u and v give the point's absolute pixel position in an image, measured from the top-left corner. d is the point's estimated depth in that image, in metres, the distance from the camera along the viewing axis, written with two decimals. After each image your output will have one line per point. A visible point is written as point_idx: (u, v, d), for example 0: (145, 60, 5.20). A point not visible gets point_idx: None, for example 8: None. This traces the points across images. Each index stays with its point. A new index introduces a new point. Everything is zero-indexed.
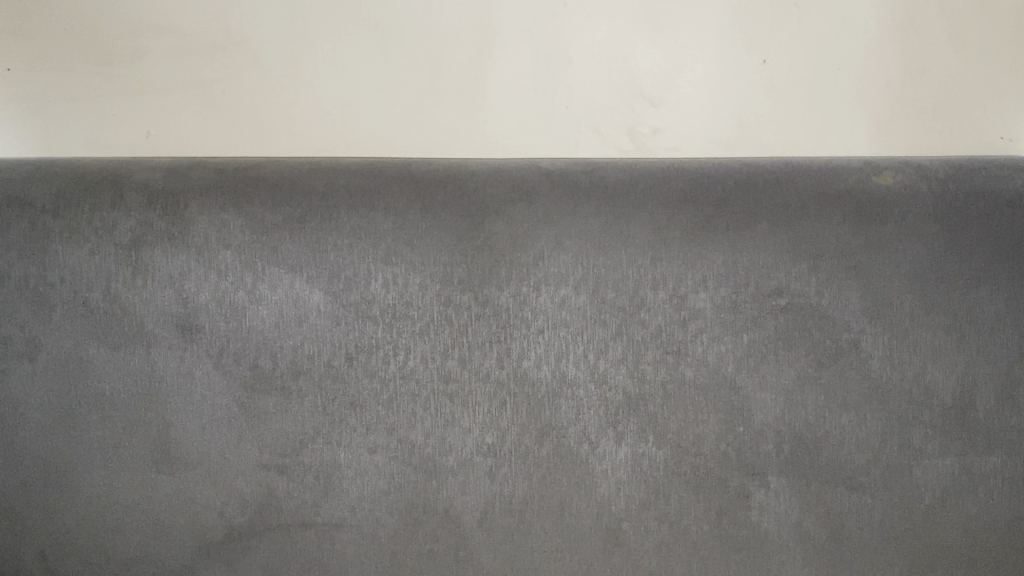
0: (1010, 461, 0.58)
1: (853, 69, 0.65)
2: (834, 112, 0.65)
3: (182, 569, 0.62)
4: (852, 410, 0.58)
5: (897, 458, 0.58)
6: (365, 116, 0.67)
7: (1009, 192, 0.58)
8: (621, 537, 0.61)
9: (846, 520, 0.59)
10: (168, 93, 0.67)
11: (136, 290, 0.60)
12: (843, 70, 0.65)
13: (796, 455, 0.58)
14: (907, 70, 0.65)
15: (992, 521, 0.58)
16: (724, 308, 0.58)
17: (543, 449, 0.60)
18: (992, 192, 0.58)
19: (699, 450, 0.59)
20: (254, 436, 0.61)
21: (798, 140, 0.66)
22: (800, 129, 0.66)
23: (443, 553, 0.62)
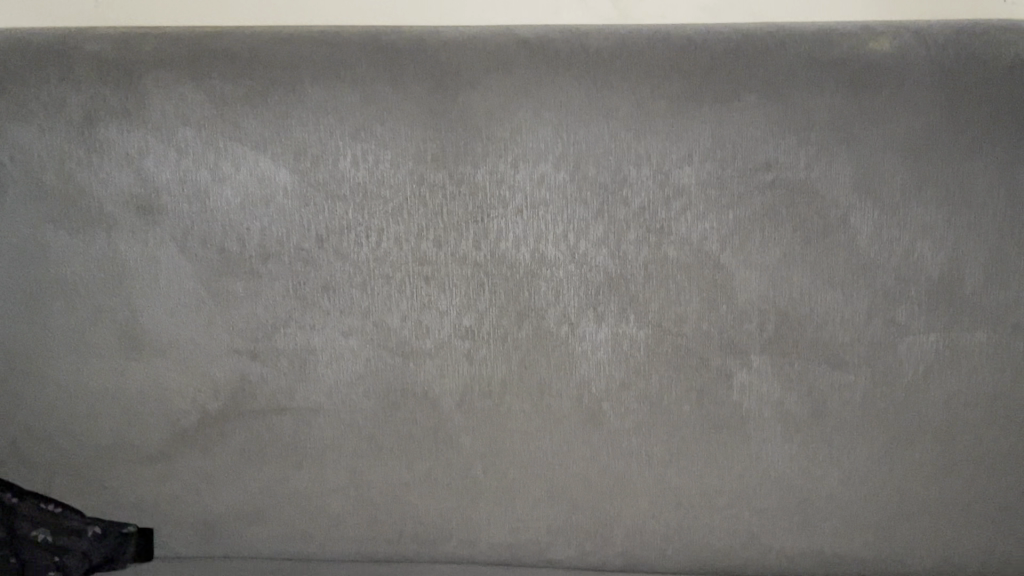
0: (995, 336, 0.56)
1: None
2: None
3: (157, 455, 0.61)
4: (838, 288, 0.57)
5: (881, 335, 0.57)
6: None
7: (1013, 55, 0.55)
8: (601, 417, 0.60)
9: (829, 398, 0.58)
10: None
11: (92, 170, 0.57)
12: None
13: (779, 334, 0.57)
14: None
15: (976, 396, 0.57)
16: (709, 184, 0.56)
17: (521, 330, 0.59)
18: (995, 56, 0.55)
19: (680, 330, 0.58)
20: (225, 321, 0.59)
21: (791, 6, 0.62)
22: None
23: (421, 435, 0.61)
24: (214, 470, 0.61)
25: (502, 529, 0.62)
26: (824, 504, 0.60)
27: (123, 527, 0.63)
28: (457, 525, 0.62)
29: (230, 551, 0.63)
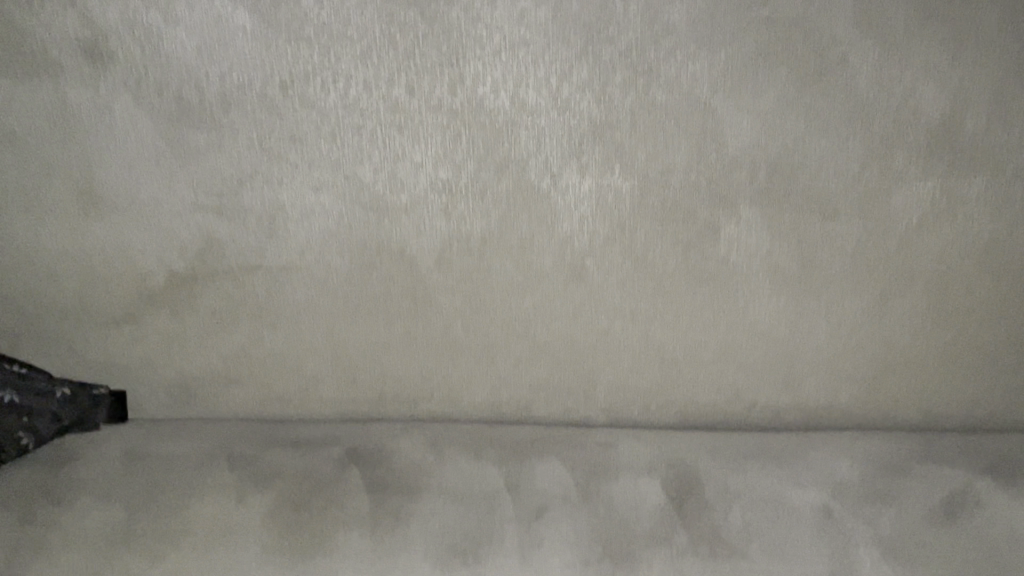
0: (994, 182, 0.54)
1: None
2: None
3: (124, 317, 0.59)
4: (833, 134, 0.53)
5: (876, 184, 0.54)
6: None
7: None
8: (584, 273, 0.58)
9: (819, 249, 0.56)
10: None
11: (26, 8, 0.51)
12: None
13: (771, 184, 0.55)
14: None
15: (970, 245, 0.55)
16: (703, 20, 0.51)
17: (502, 184, 0.55)
18: None
19: (667, 180, 0.55)
20: (186, 175, 0.56)
21: None
22: None
23: (400, 295, 0.58)
24: (186, 332, 0.59)
25: (483, 389, 0.61)
26: (809, 357, 0.59)
27: (94, 391, 0.60)
28: (440, 383, 0.61)
29: (208, 415, 0.62)
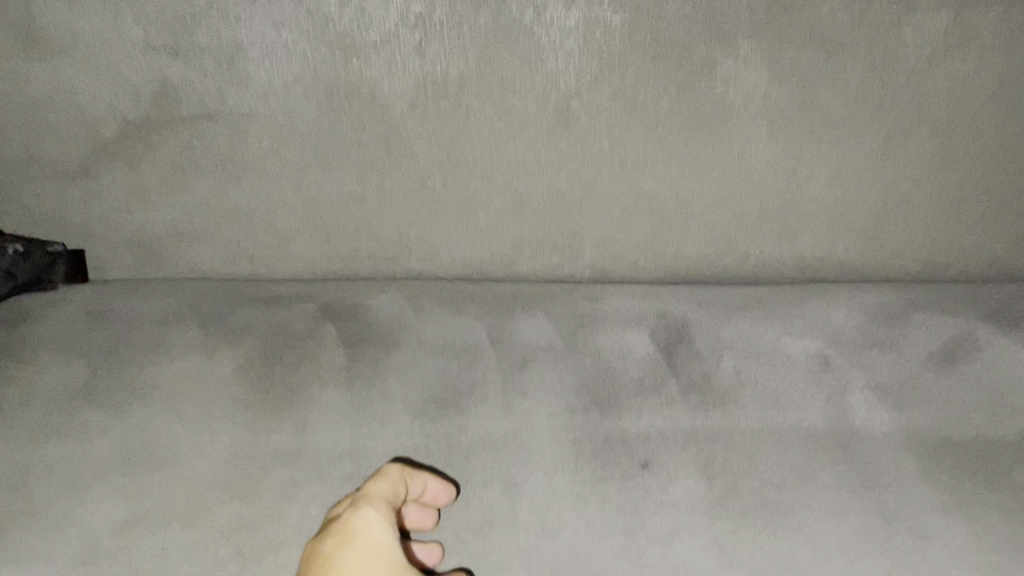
0: (1011, 9, 0.49)
1: None
2: None
3: (79, 171, 0.55)
4: None
5: (886, 14, 0.49)
6: None
7: None
8: (570, 119, 0.53)
9: (822, 89, 0.51)
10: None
11: None
12: None
13: (772, 15, 0.49)
14: None
15: (983, 80, 0.51)
16: None
17: (480, 18, 0.50)
18: None
19: (662, 12, 0.49)
20: (135, 11, 0.50)
21: None
22: None
23: (372, 145, 0.54)
24: (147, 186, 0.56)
25: (464, 245, 0.58)
26: (807, 205, 0.56)
27: (50, 248, 0.57)
28: (417, 239, 0.58)
29: (176, 274, 0.60)
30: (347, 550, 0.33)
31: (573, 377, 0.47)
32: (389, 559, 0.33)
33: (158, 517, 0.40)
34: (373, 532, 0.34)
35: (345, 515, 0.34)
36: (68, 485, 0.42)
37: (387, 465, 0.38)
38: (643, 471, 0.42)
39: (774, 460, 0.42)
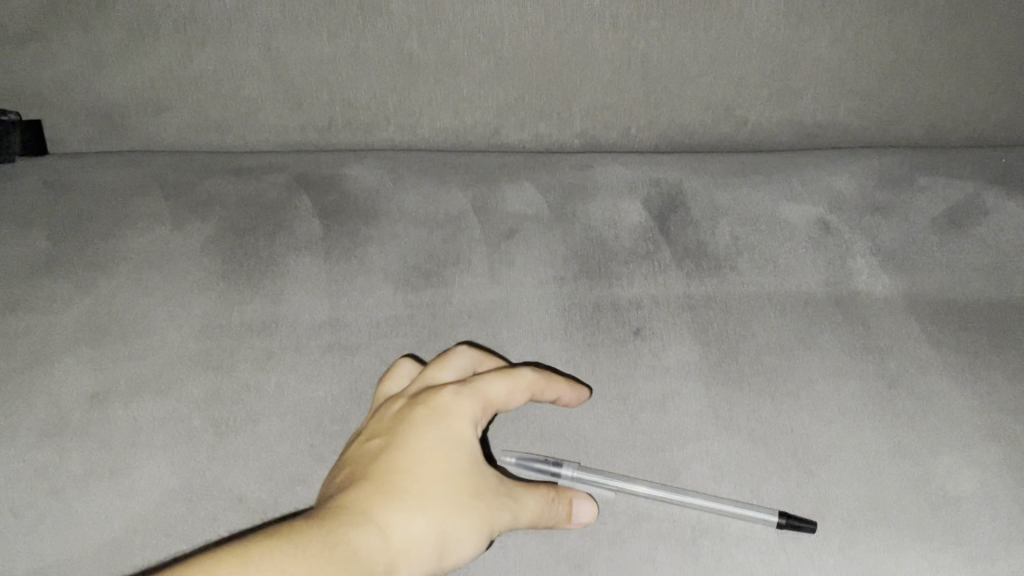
0: None
1: None
2: None
3: (27, 35, 0.51)
4: None
5: None
6: None
7: None
8: None
9: None
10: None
11: None
12: None
13: None
14: None
15: None
16: None
17: None
18: None
19: None
20: None
21: None
22: None
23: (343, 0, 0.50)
24: (102, 50, 0.52)
25: (446, 113, 0.55)
26: (809, 66, 0.52)
27: (4, 117, 0.53)
28: (396, 107, 0.54)
29: (142, 147, 0.56)
30: (427, 431, 0.33)
31: (561, 246, 0.45)
32: (458, 454, 0.33)
33: (130, 388, 0.39)
34: (455, 422, 0.33)
35: (445, 395, 0.34)
36: (33, 358, 0.40)
37: (522, 366, 0.36)
38: (635, 337, 0.40)
39: (771, 324, 0.41)
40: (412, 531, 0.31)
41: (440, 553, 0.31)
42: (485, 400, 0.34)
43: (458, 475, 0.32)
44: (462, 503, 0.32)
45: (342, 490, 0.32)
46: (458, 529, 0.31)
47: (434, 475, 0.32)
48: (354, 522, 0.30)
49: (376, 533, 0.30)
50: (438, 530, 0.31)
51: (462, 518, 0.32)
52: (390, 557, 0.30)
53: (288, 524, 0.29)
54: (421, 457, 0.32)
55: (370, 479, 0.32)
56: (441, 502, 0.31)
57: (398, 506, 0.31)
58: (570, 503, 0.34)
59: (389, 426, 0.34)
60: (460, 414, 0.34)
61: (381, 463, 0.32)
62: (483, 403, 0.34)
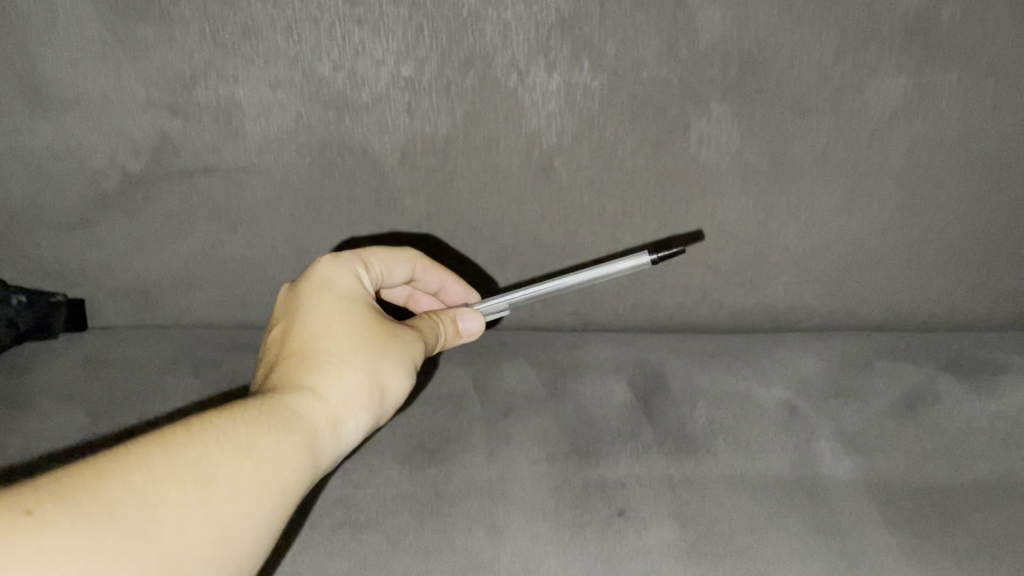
0: (966, 75, 0.52)
1: None
2: None
3: (78, 222, 0.59)
4: (810, 26, 0.51)
5: (850, 76, 0.52)
6: None
7: None
8: (551, 172, 0.57)
9: (790, 146, 0.55)
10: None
11: None
12: None
13: (742, 79, 0.53)
14: None
15: (937, 141, 0.54)
16: None
17: (467, 81, 0.53)
18: None
19: (637, 77, 0.53)
20: (136, 70, 0.53)
21: None
22: None
23: (363, 198, 0.58)
24: (143, 234, 0.60)
25: (452, 293, 0.60)
26: (777, 257, 0.59)
27: (51, 298, 0.61)
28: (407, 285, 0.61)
29: (170, 317, 0.64)
30: (324, 299, 0.48)
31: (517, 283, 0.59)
32: (352, 309, 0.48)
33: None
34: (347, 292, 0.49)
35: (332, 275, 0.49)
36: None
37: (403, 247, 0.54)
38: (619, 518, 0.44)
39: (744, 508, 0.45)
40: (338, 381, 0.44)
41: (370, 395, 0.45)
42: (368, 264, 0.51)
43: (364, 336, 0.46)
44: (370, 348, 0.46)
45: (277, 367, 0.45)
46: (375, 369, 0.45)
47: (343, 338, 0.46)
48: (295, 388, 0.43)
49: (311, 395, 0.42)
50: (364, 379, 0.45)
51: (379, 364, 0.46)
52: (329, 402, 0.43)
53: (235, 403, 0.40)
54: (323, 318, 0.47)
55: (293, 356, 0.45)
56: (354, 354, 0.45)
57: (325, 369, 0.44)
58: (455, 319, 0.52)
59: (297, 314, 0.47)
60: (348, 285, 0.49)
61: (299, 344, 0.46)
62: (366, 267, 0.51)
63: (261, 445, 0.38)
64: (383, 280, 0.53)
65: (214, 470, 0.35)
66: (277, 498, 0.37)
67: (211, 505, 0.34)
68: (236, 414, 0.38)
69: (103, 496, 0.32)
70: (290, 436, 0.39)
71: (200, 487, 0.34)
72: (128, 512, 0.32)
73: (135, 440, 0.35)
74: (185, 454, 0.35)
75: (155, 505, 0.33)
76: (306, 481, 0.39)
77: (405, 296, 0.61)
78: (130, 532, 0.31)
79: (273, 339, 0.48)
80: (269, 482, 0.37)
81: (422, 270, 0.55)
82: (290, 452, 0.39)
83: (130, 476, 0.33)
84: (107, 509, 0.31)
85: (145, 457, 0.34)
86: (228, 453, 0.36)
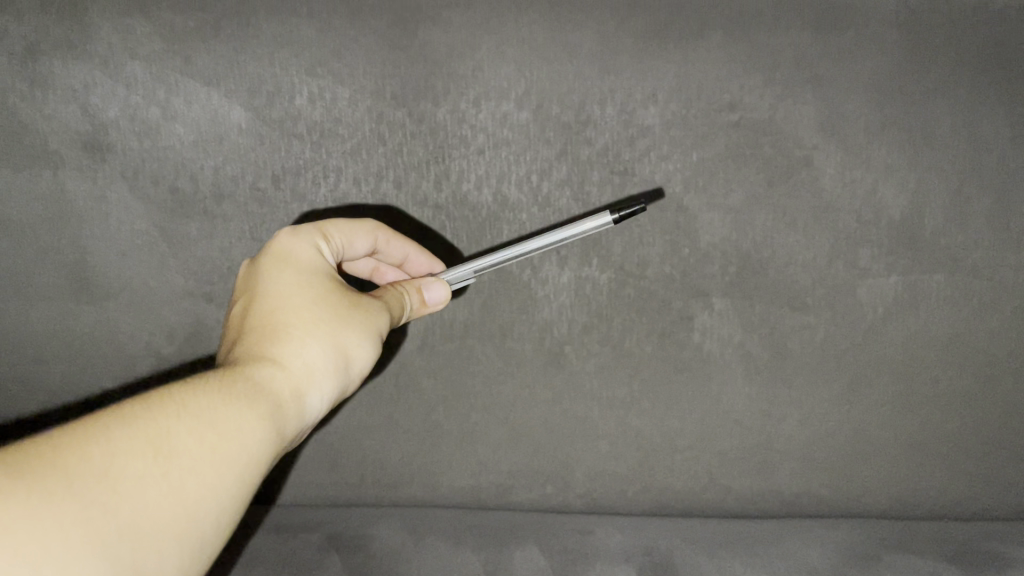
0: (952, 278, 0.56)
1: None
2: None
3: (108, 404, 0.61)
4: (800, 230, 0.56)
5: (842, 276, 0.57)
6: None
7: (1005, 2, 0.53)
8: (563, 359, 0.59)
9: (788, 340, 0.58)
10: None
11: (36, 104, 0.56)
12: None
13: (741, 277, 0.57)
14: None
15: (932, 337, 0.57)
16: (674, 124, 0.55)
17: (485, 274, 0.57)
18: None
19: (643, 273, 0.57)
20: (177, 261, 0.58)
21: None
22: None
23: (383, 381, 0.60)
24: None
25: (463, 474, 0.62)
26: (782, 445, 0.60)
27: None
28: (420, 468, 0.62)
29: None
30: (285, 272, 0.46)
31: (497, 321, 0.58)
32: (316, 279, 0.46)
33: None
34: (308, 266, 0.47)
35: (290, 250, 0.47)
36: None
37: (366, 220, 0.51)
38: None
39: None
40: (301, 353, 0.43)
41: (334, 366, 0.44)
42: (327, 235, 0.49)
43: (328, 307, 0.45)
44: (336, 320, 0.45)
45: (239, 341, 0.44)
46: (341, 340, 0.44)
47: (304, 310, 0.45)
48: (255, 360, 0.42)
49: (276, 366, 0.42)
50: (326, 351, 0.44)
51: (341, 334, 0.44)
52: (292, 375, 0.42)
53: (198, 376, 0.39)
54: (286, 289, 0.46)
55: (255, 328, 0.44)
56: (317, 327, 0.44)
57: (287, 341, 0.43)
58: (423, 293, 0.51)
59: (258, 286, 0.46)
60: (308, 257, 0.47)
61: (260, 316, 0.45)
62: (324, 239, 0.48)
63: (220, 420, 0.37)
64: (344, 253, 0.50)
65: (171, 444, 0.35)
66: (238, 470, 0.37)
67: (173, 477, 0.34)
68: (195, 386, 0.38)
69: (61, 468, 0.32)
70: (252, 409, 0.39)
71: (161, 458, 0.34)
72: (89, 484, 0.32)
73: (94, 413, 0.35)
74: (144, 426, 0.35)
75: (115, 477, 0.33)
76: (270, 453, 0.39)
77: (369, 269, 0.58)
78: (90, 502, 0.31)
79: (235, 315, 0.46)
80: (229, 454, 0.36)
81: (384, 242, 0.52)
82: (252, 424, 0.38)
83: (89, 447, 0.33)
84: (66, 481, 0.31)
85: (104, 431, 0.34)
86: (185, 428, 0.36)
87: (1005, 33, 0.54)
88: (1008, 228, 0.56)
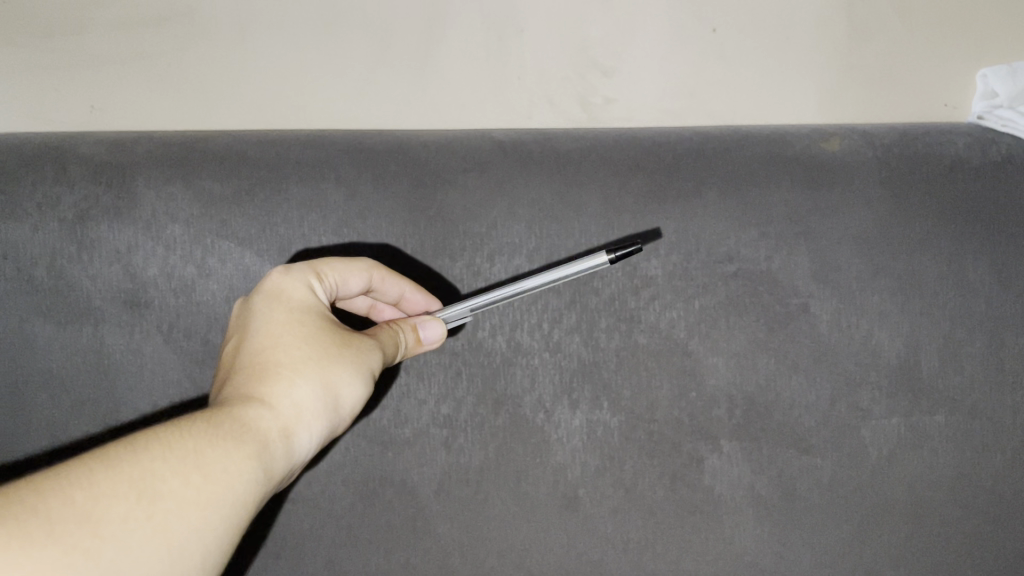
0: (952, 418, 0.58)
1: (826, 35, 0.61)
2: (806, 77, 0.62)
3: None
4: (802, 373, 0.58)
5: (844, 417, 0.59)
6: (300, 88, 0.62)
7: (979, 161, 0.58)
8: (577, 503, 0.60)
9: (796, 483, 0.59)
10: (83, 67, 0.62)
11: (81, 265, 0.60)
12: (817, 34, 0.61)
13: (747, 419, 0.59)
14: (873, 39, 0.61)
15: (936, 477, 0.59)
16: (676, 275, 0.58)
17: (498, 418, 0.59)
18: (949, 158, 0.58)
19: (652, 416, 0.59)
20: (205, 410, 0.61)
21: (769, 113, 0.62)
22: (773, 100, 0.62)
23: (400, 525, 0.61)
24: None
25: None
26: None
27: None
28: None
29: None
30: (276, 312, 0.48)
31: (511, 464, 0.60)
32: (308, 319, 0.48)
33: None
34: (299, 303, 0.49)
35: (282, 287, 0.49)
36: None
37: (360, 259, 0.54)
38: None
39: None
40: (291, 393, 0.44)
41: (322, 407, 0.45)
42: (320, 275, 0.51)
43: (317, 346, 0.47)
44: (326, 360, 0.46)
45: (229, 379, 0.45)
46: (331, 381, 0.46)
47: (294, 349, 0.46)
48: (244, 399, 0.43)
49: (266, 407, 0.43)
50: (315, 390, 0.45)
51: (329, 375, 0.46)
52: (281, 413, 0.43)
53: (187, 415, 0.40)
54: (276, 328, 0.47)
55: (244, 368, 0.45)
56: (308, 368, 0.45)
57: (276, 381, 0.44)
58: (421, 331, 0.53)
59: (250, 325, 0.48)
60: (300, 295, 0.49)
61: (251, 356, 0.46)
62: (317, 279, 0.50)
63: (208, 458, 0.37)
64: (338, 290, 0.53)
65: (158, 484, 0.35)
66: (223, 510, 0.37)
67: (157, 520, 0.34)
68: (180, 428, 0.38)
69: (44, 512, 0.32)
70: (238, 449, 0.39)
71: (146, 502, 0.34)
72: (71, 528, 0.32)
73: (79, 457, 0.35)
74: (128, 469, 0.35)
75: (98, 521, 0.33)
76: (256, 494, 0.39)
77: (365, 306, 0.60)
78: (73, 548, 0.31)
79: (227, 352, 0.48)
80: (216, 491, 0.37)
81: (379, 280, 0.54)
82: (239, 463, 0.39)
83: (73, 492, 0.33)
84: (49, 526, 0.31)
85: (91, 473, 0.34)
86: (172, 465, 0.36)
87: (983, 189, 0.58)
88: (1001, 370, 0.58)
